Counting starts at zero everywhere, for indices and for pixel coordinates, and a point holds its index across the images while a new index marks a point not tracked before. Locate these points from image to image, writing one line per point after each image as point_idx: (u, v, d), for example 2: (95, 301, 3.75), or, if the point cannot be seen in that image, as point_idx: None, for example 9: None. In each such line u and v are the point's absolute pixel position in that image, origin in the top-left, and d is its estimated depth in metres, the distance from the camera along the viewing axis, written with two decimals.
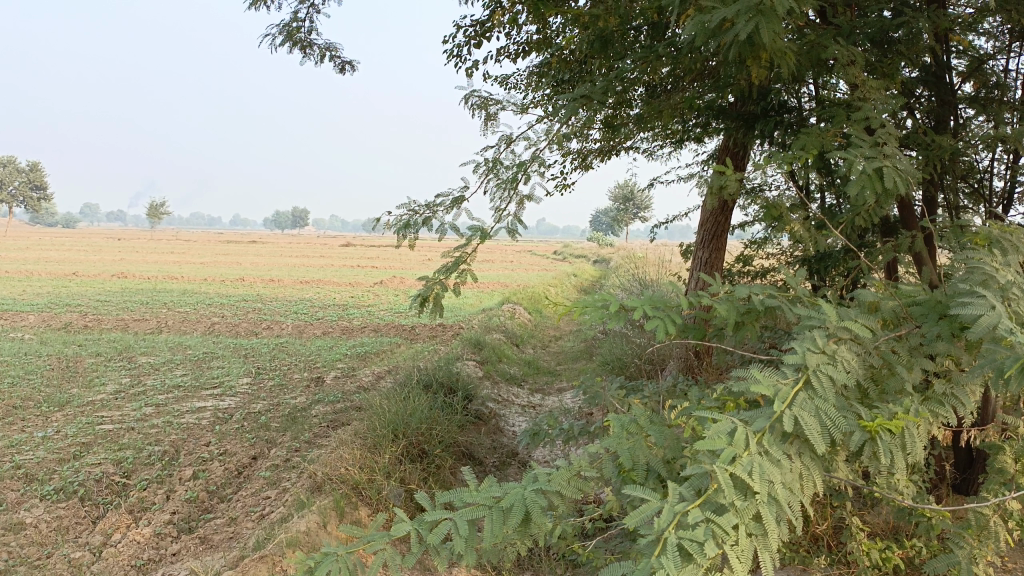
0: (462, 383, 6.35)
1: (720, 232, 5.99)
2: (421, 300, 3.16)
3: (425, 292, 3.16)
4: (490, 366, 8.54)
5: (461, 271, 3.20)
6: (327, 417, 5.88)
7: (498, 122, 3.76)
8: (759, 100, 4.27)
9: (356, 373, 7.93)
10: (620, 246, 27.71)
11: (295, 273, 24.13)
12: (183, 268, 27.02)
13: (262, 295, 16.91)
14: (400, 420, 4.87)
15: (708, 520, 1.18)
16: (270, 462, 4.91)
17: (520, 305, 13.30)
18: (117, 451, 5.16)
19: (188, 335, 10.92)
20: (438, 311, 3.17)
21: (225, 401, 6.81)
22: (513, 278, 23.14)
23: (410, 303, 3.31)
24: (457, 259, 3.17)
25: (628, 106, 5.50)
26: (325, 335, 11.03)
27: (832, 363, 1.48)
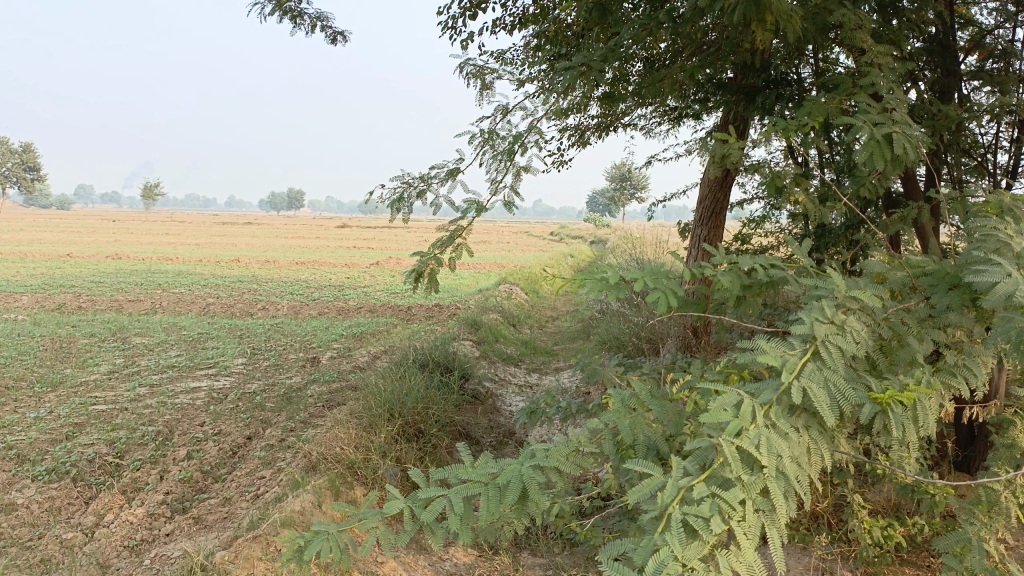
0: (458, 362, 6.30)
1: (719, 208, 5.92)
2: (415, 275, 3.10)
3: (420, 268, 3.10)
4: (487, 346, 8.49)
5: (456, 246, 3.14)
6: (322, 397, 5.84)
7: (494, 92, 3.68)
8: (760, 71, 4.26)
9: (352, 353, 7.87)
10: (617, 228, 27.62)
11: (290, 255, 23.99)
12: (178, 249, 26.91)
13: (258, 276, 16.83)
14: (396, 399, 4.82)
15: (714, 496, 1.13)
16: (265, 442, 4.86)
17: (516, 286, 13.24)
18: (110, 431, 5.11)
19: (183, 316, 10.86)
20: (433, 287, 3.11)
21: (220, 381, 6.75)
22: (509, 259, 23.06)
23: (404, 279, 3.26)
24: (453, 233, 3.11)
25: (626, 72, 5.41)
26: (320, 316, 10.96)
27: (840, 334, 1.43)
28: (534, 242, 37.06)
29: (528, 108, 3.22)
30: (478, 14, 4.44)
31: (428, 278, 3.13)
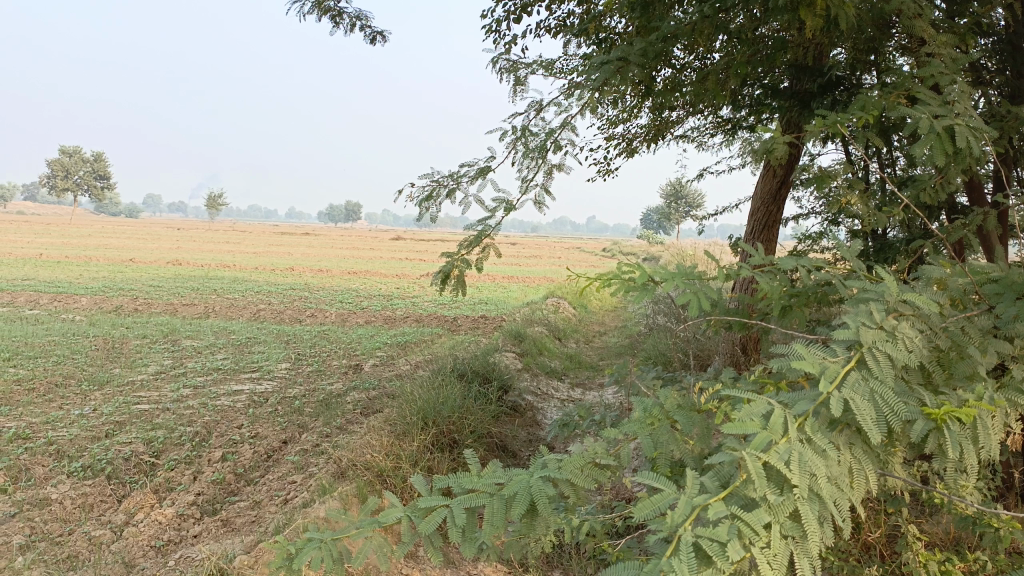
0: (498, 373, 6.19)
1: (771, 222, 5.70)
2: (443, 276, 3.03)
3: (447, 269, 3.03)
4: (531, 359, 8.36)
5: (484, 246, 3.06)
6: (360, 404, 5.79)
7: (528, 88, 3.58)
8: (816, 78, 4.28)
9: (395, 361, 7.84)
10: (670, 245, 27.31)
11: (343, 264, 24.28)
12: (236, 256, 27.56)
13: (310, 284, 17.06)
14: (432, 408, 4.75)
15: (734, 517, 0.99)
16: (299, 447, 4.82)
17: (564, 300, 13.13)
18: (149, 430, 5.13)
19: (233, 320, 11.01)
20: (460, 287, 3.04)
21: (262, 384, 6.78)
22: (560, 273, 22.91)
23: (432, 280, 3.18)
24: (481, 233, 3.04)
25: (673, 71, 5.27)
26: (367, 324, 10.99)
27: (891, 340, 1.28)
28: (586, 257, 36.84)
29: (561, 102, 3.12)
30: (522, 16, 4.35)
31: (456, 281, 3.06)
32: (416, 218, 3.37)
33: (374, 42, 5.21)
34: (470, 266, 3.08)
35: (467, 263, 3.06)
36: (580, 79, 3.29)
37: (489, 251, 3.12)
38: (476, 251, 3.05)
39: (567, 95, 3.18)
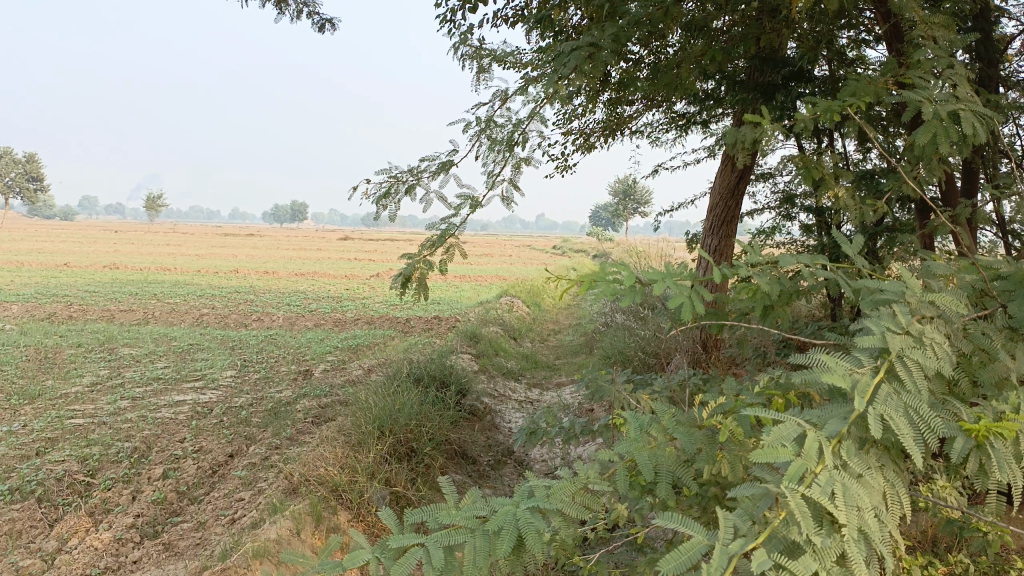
0: (455, 377, 6.00)
1: (730, 217, 5.64)
2: (403, 279, 2.85)
3: (407, 271, 2.85)
4: (486, 360, 8.19)
5: (447, 246, 2.89)
6: (311, 413, 5.54)
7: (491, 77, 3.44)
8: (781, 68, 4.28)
9: (347, 366, 7.59)
10: (619, 243, 27.45)
11: (291, 265, 23.75)
12: (177, 259, 26.71)
13: (255, 287, 16.59)
14: (387, 416, 4.55)
15: (777, 567, 0.84)
16: (247, 461, 4.57)
17: (517, 298, 12.98)
18: (83, 447, 4.81)
19: (175, 326, 10.57)
20: (421, 290, 2.85)
21: (206, 394, 6.46)
22: (512, 272, 22.77)
23: (391, 283, 2.99)
24: (443, 232, 2.88)
25: (630, 63, 5.18)
26: (317, 327, 10.67)
27: (918, 347, 1.15)
28: (537, 256, 36.84)
29: (527, 90, 2.98)
30: (479, 6, 4.18)
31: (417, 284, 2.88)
32: (372, 217, 3.18)
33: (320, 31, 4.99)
34: (432, 267, 2.90)
35: (430, 264, 2.88)
36: (546, 69, 3.15)
37: (452, 251, 2.96)
38: (439, 250, 2.89)
39: (533, 82, 3.05)
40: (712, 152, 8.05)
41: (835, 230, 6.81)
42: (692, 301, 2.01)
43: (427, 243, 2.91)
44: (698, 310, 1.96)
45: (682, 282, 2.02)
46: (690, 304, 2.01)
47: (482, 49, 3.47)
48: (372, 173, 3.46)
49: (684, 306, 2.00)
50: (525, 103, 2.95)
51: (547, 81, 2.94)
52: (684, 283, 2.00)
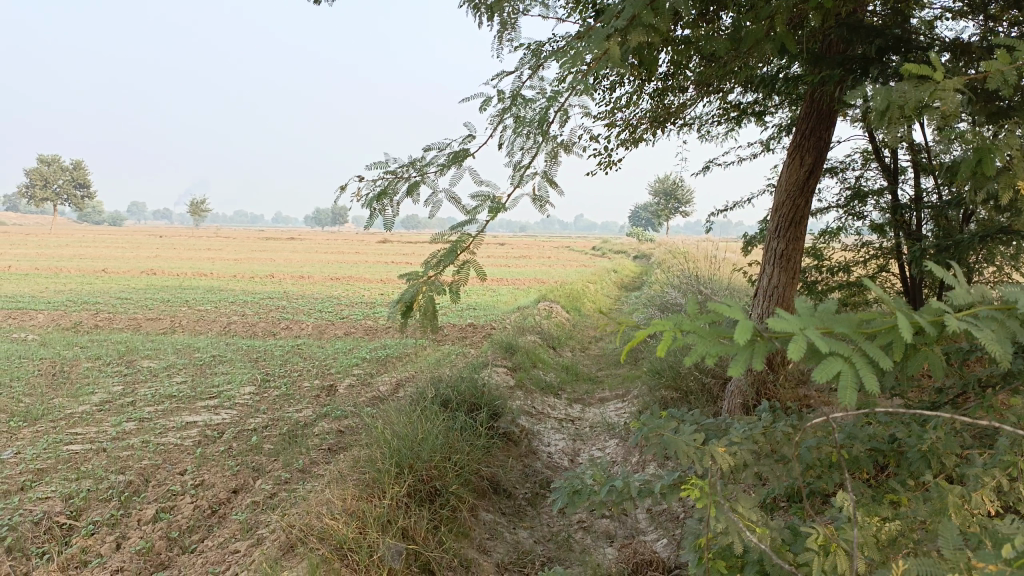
0: (488, 398, 5.40)
1: (799, 217, 4.93)
2: (405, 307, 2.55)
3: (410, 298, 2.54)
4: (524, 373, 7.57)
5: (459, 264, 2.64)
6: (328, 439, 5.00)
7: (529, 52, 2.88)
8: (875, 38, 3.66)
9: (373, 381, 7.04)
10: (661, 245, 26.67)
11: (327, 271, 23.39)
12: (215, 262, 26.61)
13: (290, 292, 16.22)
14: (408, 450, 3.98)
15: None
16: (250, 500, 4.03)
17: (557, 303, 12.40)
18: (72, 482, 4.31)
19: (200, 336, 10.15)
20: (430, 322, 2.57)
21: (219, 414, 5.94)
22: (550, 275, 22.11)
23: (390, 308, 2.71)
24: (455, 247, 2.62)
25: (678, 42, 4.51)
26: (346, 336, 10.15)
27: None
28: (577, 255, 36.06)
29: (566, 52, 2.43)
30: None
31: (421, 313, 2.59)
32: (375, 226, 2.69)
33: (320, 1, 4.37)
34: (439, 289, 2.59)
35: (435, 286, 2.60)
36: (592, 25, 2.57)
37: (466, 269, 2.68)
38: (448, 269, 2.62)
39: (572, 43, 2.50)
40: (768, 145, 7.38)
41: (916, 231, 6.15)
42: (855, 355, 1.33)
43: (433, 262, 2.65)
44: (867, 386, 1.29)
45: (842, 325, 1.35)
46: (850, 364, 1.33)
47: (509, 7, 2.92)
48: (367, 166, 2.95)
49: (840, 367, 1.34)
50: (565, 68, 2.39)
51: (590, 39, 2.37)
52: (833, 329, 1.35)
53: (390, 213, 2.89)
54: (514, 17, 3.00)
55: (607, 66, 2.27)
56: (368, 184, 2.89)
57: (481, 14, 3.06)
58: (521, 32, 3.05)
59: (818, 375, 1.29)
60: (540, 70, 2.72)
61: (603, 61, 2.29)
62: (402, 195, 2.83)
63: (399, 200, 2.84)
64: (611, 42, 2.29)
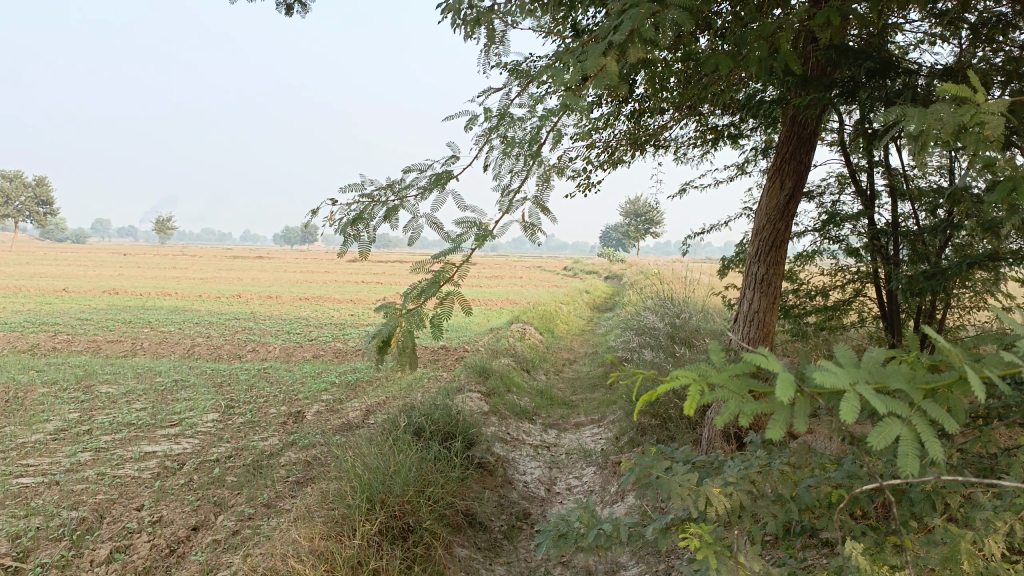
0: (463, 425, 5.23)
1: (780, 241, 4.86)
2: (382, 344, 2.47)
3: (387, 334, 2.48)
4: (498, 398, 7.40)
5: (440, 295, 2.55)
6: (295, 470, 4.79)
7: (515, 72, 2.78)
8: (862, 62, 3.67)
9: (343, 406, 6.83)
10: (632, 266, 26.70)
11: (295, 290, 23.03)
12: (180, 282, 26.06)
13: (257, 313, 15.88)
14: (380, 484, 3.80)
15: None
16: (212, 538, 3.81)
17: (530, 324, 12.26)
18: (20, 519, 4.05)
19: (163, 359, 9.83)
20: (410, 359, 2.46)
21: (181, 443, 5.69)
22: (522, 295, 21.97)
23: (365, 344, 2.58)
24: (437, 278, 2.55)
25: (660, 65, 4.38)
26: (315, 359, 9.90)
27: None
28: (548, 274, 35.98)
29: (557, 69, 2.31)
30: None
31: (398, 349, 2.49)
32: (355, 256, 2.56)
33: (290, 16, 4.22)
34: (418, 323, 2.50)
35: (413, 319, 2.51)
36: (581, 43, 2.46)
37: (447, 302, 2.59)
38: (429, 302, 2.53)
39: (564, 58, 2.39)
40: (743, 168, 7.35)
41: (893, 256, 6.13)
42: (914, 416, 1.20)
43: (414, 294, 2.56)
44: (933, 452, 1.14)
45: (895, 380, 1.22)
46: (909, 425, 1.20)
47: (494, 21, 2.81)
48: (341, 188, 2.80)
49: (896, 430, 1.20)
50: (557, 87, 2.28)
51: (584, 54, 2.26)
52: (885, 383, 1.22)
53: (365, 239, 2.74)
54: (501, 30, 2.87)
55: (603, 84, 2.17)
56: (341, 208, 2.74)
57: (466, 26, 2.94)
58: (509, 46, 2.93)
59: (874, 441, 1.15)
60: (529, 87, 2.60)
61: (598, 78, 2.18)
62: (378, 220, 2.69)
63: (375, 226, 2.70)
64: (608, 58, 2.19)
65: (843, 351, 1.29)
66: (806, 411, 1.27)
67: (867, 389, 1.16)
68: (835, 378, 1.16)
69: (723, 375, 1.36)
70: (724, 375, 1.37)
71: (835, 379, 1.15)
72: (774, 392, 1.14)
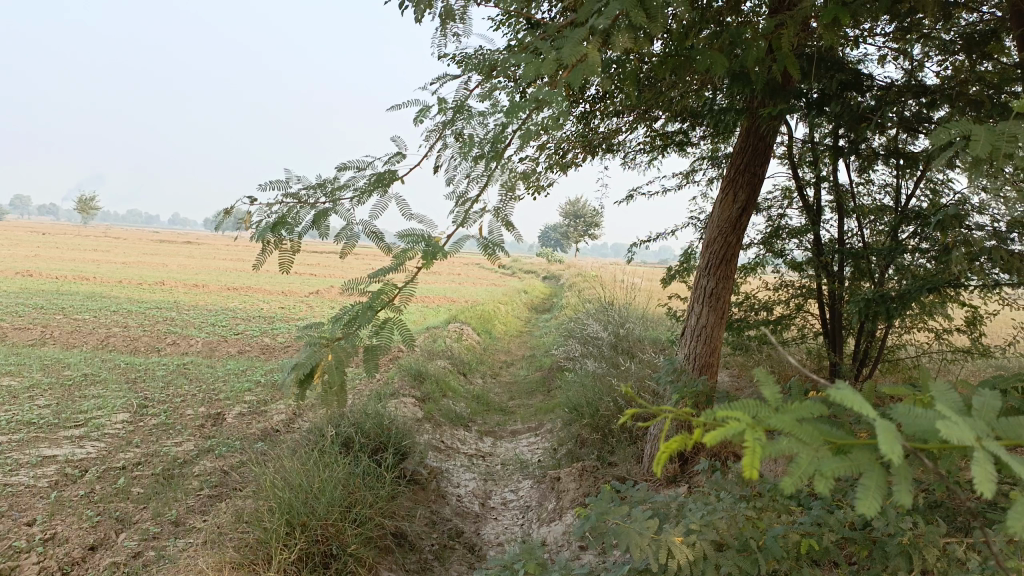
0: (395, 435, 4.93)
1: (730, 256, 4.72)
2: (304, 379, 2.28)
3: (311, 368, 2.29)
4: (433, 403, 7.11)
5: (375, 324, 2.34)
6: (210, 481, 4.42)
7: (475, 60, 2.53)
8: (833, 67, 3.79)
9: (267, 409, 6.43)
10: (570, 268, 26.63)
11: (224, 280, 22.15)
12: (103, 266, 24.86)
13: (182, 302, 15.14)
14: (303, 504, 3.49)
15: None
16: (111, 560, 3.43)
17: (467, 325, 11.97)
18: None
19: (73, 350, 9.18)
20: (337, 396, 2.31)
21: (84, 447, 5.22)
22: (459, 292, 21.62)
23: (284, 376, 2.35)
24: (372, 306, 2.33)
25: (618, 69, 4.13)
26: (240, 355, 9.40)
27: None
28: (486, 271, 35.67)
29: (526, 60, 2.09)
30: None
31: (324, 385, 2.31)
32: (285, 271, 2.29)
33: None
34: (348, 353, 2.33)
35: (345, 348, 2.34)
36: (555, 31, 2.23)
37: (386, 329, 2.39)
38: (363, 331, 2.34)
39: (534, 46, 2.16)
40: (692, 175, 7.24)
41: (837, 272, 6.10)
42: None
43: (346, 320, 2.36)
44: None
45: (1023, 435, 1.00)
46: None
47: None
48: (260, 186, 2.49)
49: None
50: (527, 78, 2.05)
51: (559, 42, 2.05)
52: (1015, 440, 0.98)
53: (287, 244, 2.45)
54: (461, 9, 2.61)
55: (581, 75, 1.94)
56: (261, 209, 2.43)
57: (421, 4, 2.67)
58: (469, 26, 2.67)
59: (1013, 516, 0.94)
60: (490, 78, 2.36)
61: (577, 68, 1.97)
62: (305, 225, 2.40)
63: (301, 232, 2.40)
64: (588, 47, 1.98)
65: (943, 393, 1.06)
66: (905, 474, 0.99)
67: (999, 447, 0.94)
68: (961, 432, 0.93)
69: (790, 418, 1.05)
70: (786, 415, 1.06)
71: (961, 434, 0.93)
72: (884, 447, 0.89)
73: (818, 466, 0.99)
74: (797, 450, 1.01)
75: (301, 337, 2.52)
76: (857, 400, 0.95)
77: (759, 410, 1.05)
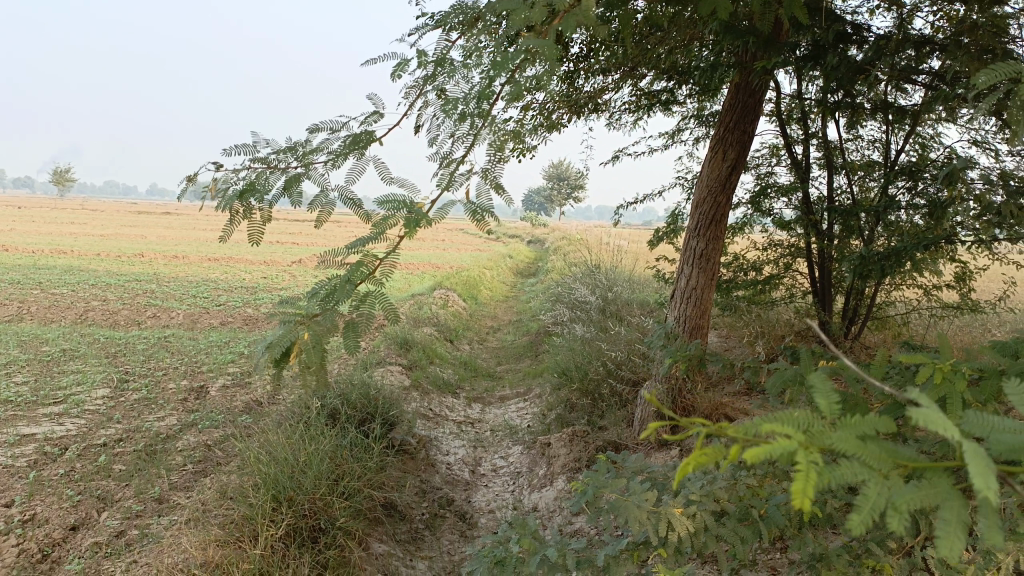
0: (382, 405, 4.85)
1: (720, 215, 4.62)
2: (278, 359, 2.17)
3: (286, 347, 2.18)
4: (420, 371, 7.04)
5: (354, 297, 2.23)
6: (194, 456, 4.33)
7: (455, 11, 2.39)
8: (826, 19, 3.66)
9: (251, 381, 6.33)
10: (555, 232, 26.50)
11: (205, 250, 21.87)
12: (80, 239, 24.44)
13: (162, 274, 14.91)
14: (289, 478, 3.42)
15: None
16: (93, 540, 3.34)
17: (453, 291, 11.87)
18: None
19: (52, 325, 9.00)
20: (314, 375, 2.19)
21: (64, 424, 5.11)
22: (444, 259, 21.46)
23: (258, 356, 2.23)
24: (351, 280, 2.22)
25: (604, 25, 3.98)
26: (223, 327, 9.26)
27: None
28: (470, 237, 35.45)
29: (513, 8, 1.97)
30: None
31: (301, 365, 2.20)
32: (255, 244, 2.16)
33: None
34: (326, 331, 2.22)
35: (322, 326, 2.22)
36: None
37: (366, 304, 2.27)
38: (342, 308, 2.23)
39: None
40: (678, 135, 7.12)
41: (826, 230, 6.04)
42: None
43: (323, 296, 2.25)
44: None
45: None
46: None
47: None
48: (225, 150, 2.35)
49: None
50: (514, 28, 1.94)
51: None
52: None
53: (257, 212, 2.32)
54: None
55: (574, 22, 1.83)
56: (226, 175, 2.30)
57: None
58: None
59: None
60: (472, 31, 2.23)
61: (569, 15, 1.85)
62: (276, 192, 2.28)
63: (270, 200, 2.28)
64: None
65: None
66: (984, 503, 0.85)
67: None
68: None
69: (853, 438, 0.90)
70: (851, 434, 0.90)
71: None
72: (978, 481, 0.73)
73: (891, 504, 0.84)
74: (865, 480, 0.87)
75: (278, 317, 2.39)
76: (943, 424, 0.77)
77: (813, 424, 0.90)
